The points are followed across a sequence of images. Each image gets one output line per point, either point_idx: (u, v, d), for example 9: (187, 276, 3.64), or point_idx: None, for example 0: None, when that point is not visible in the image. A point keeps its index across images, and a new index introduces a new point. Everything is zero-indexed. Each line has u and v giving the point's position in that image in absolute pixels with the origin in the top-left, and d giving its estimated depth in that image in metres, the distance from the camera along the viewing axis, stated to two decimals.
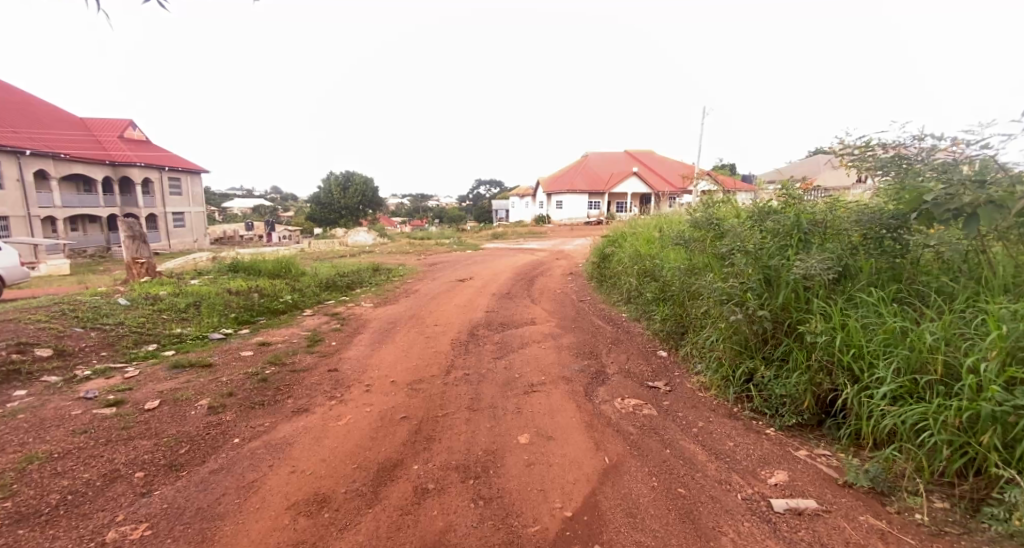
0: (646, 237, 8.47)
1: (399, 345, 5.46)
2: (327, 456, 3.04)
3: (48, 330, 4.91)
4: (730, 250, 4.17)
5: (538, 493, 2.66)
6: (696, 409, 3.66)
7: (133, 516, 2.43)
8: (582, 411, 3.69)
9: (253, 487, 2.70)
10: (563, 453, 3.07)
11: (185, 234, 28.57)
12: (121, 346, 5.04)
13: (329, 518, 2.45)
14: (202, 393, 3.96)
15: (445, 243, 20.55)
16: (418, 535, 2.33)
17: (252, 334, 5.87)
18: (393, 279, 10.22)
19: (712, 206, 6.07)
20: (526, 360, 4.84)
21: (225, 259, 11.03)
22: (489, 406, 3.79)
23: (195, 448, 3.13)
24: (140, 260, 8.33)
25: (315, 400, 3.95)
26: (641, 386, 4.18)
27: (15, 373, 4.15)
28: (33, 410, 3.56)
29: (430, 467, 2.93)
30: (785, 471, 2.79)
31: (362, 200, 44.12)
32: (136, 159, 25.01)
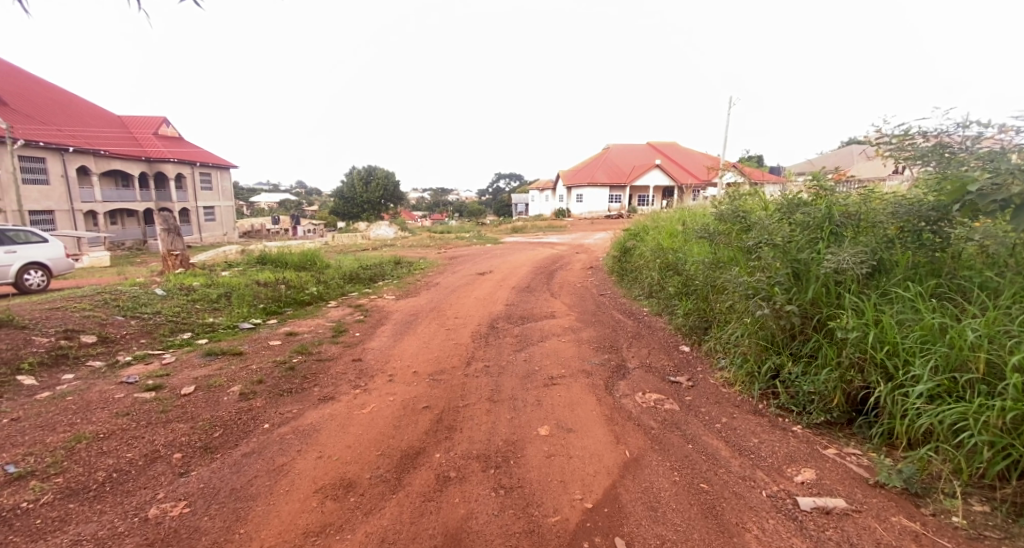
0: (669, 230, 8.36)
1: (420, 336, 5.54)
2: (352, 443, 3.11)
3: (92, 318, 5.16)
4: (756, 243, 4.10)
5: (558, 484, 2.67)
6: (719, 405, 3.62)
7: (173, 495, 2.55)
8: (602, 404, 3.69)
9: (282, 470, 2.79)
10: (583, 446, 3.08)
11: (215, 227, 29.50)
12: (158, 334, 5.24)
13: (354, 503, 2.51)
14: (233, 380, 4.10)
15: (464, 236, 20.70)
16: (440, 522, 2.37)
17: (280, 324, 6.05)
18: (413, 272, 10.33)
19: (738, 198, 5.93)
20: (546, 354, 4.85)
21: (253, 252, 11.36)
22: (509, 398, 3.81)
23: (228, 432, 3.24)
24: (175, 253, 8.66)
25: (339, 388, 4.05)
26: (663, 381, 4.15)
27: (63, 358, 4.39)
28: (79, 393, 3.74)
29: (452, 456, 2.98)
30: (812, 468, 2.73)
31: (384, 194, 44.71)
32: (169, 155, 25.88)
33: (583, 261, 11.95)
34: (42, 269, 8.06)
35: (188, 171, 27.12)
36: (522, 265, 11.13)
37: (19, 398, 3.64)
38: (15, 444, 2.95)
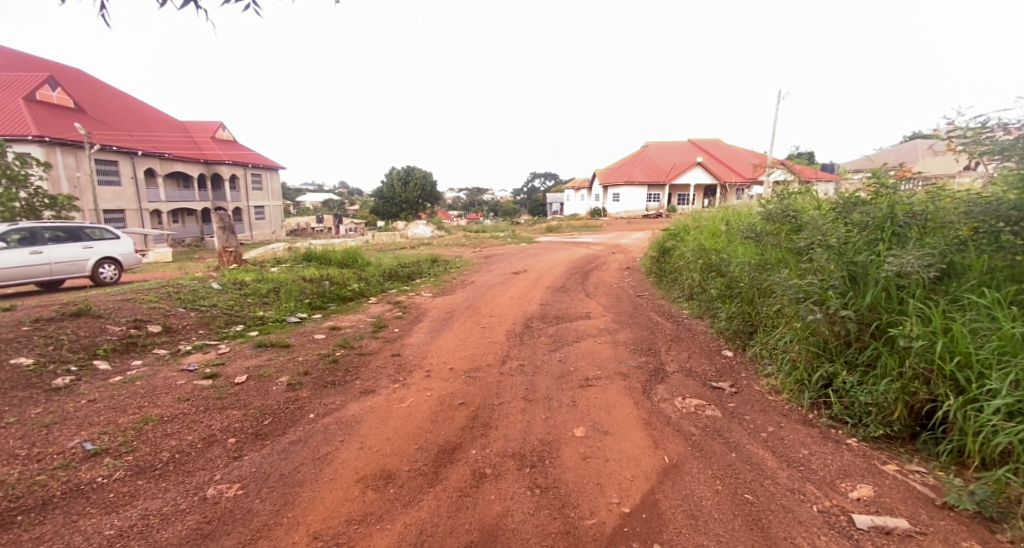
0: (711, 230, 8.10)
1: (456, 333, 5.61)
2: (392, 435, 3.19)
3: (157, 308, 5.52)
4: (809, 244, 3.91)
5: (594, 487, 2.64)
6: (765, 413, 3.47)
7: (228, 477, 2.68)
8: (639, 407, 3.62)
9: (327, 459, 2.89)
10: (620, 450, 3.02)
11: (264, 225, 30.94)
12: (215, 326, 5.55)
13: (394, 494, 2.57)
14: (282, 370, 4.29)
15: (498, 236, 20.79)
16: (477, 518, 2.39)
17: (324, 319, 6.29)
18: (449, 271, 10.47)
19: (787, 197, 5.67)
20: (582, 354, 4.80)
21: (299, 250, 11.84)
22: (544, 398, 3.79)
23: (277, 420, 3.39)
24: (230, 249, 9.14)
25: (379, 382, 4.16)
26: (703, 386, 4.03)
27: (133, 345, 4.72)
28: (146, 378, 4.01)
29: (487, 453, 2.99)
30: (869, 485, 2.57)
31: (422, 193, 45.63)
32: (224, 157, 27.40)
33: (619, 261, 11.74)
34: (113, 263, 8.70)
35: (240, 171, 28.57)
36: (557, 265, 11.06)
37: (96, 381, 3.94)
38: (92, 423, 3.20)
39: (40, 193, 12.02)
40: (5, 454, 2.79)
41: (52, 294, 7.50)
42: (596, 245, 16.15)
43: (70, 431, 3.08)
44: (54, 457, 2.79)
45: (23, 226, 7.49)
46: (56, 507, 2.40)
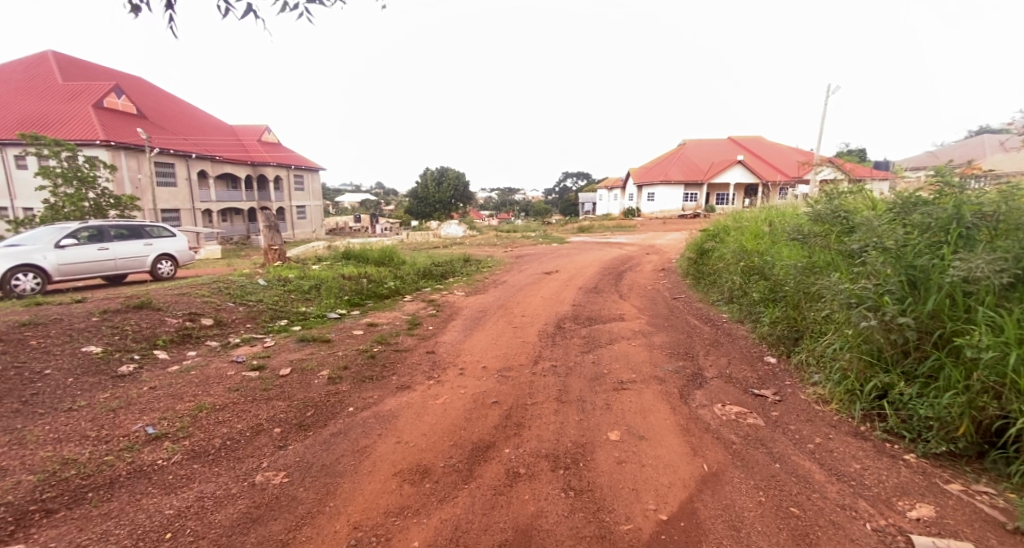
0: (753, 231, 7.81)
1: (488, 332, 5.64)
2: (427, 431, 3.24)
3: (209, 302, 5.82)
4: (863, 247, 3.70)
5: (630, 492, 2.59)
6: (812, 424, 3.31)
7: (275, 465, 2.80)
8: (676, 413, 3.53)
9: (365, 451, 2.97)
10: (656, 455, 2.95)
11: (305, 224, 32.12)
12: (261, 320, 5.80)
13: (429, 489, 2.61)
14: (323, 364, 4.44)
15: (529, 236, 20.79)
16: (511, 517, 2.39)
17: (362, 315, 6.46)
18: (482, 270, 10.56)
19: (837, 197, 5.39)
20: (616, 357, 4.73)
21: (338, 248, 12.23)
22: (577, 399, 3.76)
23: (318, 412, 3.51)
24: (275, 247, 9.54)
25: (415, 378, 4.24)
26: (744, 393, 3.89)
27: (188, 337, 5.00)
28: (200, 368, 4.25)
29: (521, 452, 2.99)
30: (930, 504, 2.41)
31: (455, 193, 46.21)
32: (270, 159, 28.64)
33: (654, 262, 11.49)
34: (170, 259, 9.23)
35: (283, 172, 29.75)
36: (590, 266, 10.95)
37: (155, 370, 4.20)
38: (153, 408, 3.41)
39: (106, 193, 12.89)
40: (77, 435, 3.01)
41: (116, 288, 8.03)
42: (629, 246, 15.89)
43: (134, 415, 3.29)
44: (120, 439, 2.99)
45: (93, 225, 8.05)
46: (121, 486, 2.57)
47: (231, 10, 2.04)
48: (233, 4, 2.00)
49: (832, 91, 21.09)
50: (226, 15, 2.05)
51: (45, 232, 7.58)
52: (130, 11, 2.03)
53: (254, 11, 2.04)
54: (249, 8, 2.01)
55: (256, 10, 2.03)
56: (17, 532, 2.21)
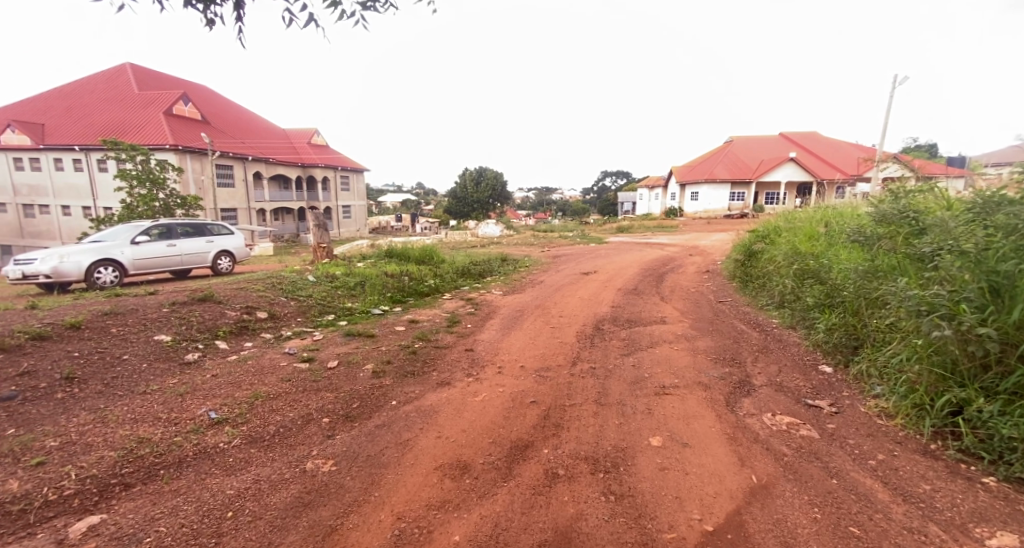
0: (807, 232, 7.40)
1: (526, 332, 5.64)
2: (467, 428, 3.27)
3: (264, 296, 6.14)
4: (936, 250, 3.42)
5: (673, 500, 2.52)
6: (874, 439, 3.10)
7: (323, 453, 2.91)
8: (722, 421, 3.39)
9: (408, 445, 3.03)
10: (701, 464, 2.85)
11: (350, 223, 33.27)
12: (310, 314, 6.06)
13: (469, 485, 2.63)
14: (367, 358, 4.58)
15: (566, 237, 20.64)
16: (550, 518, 2.37)
17: (404, 312, 6.62)
18: (520, 269, 10.57)
19: (906, 196, 5.01)
20: (657, 360, 4.60)
21: (380, 246, 12.58)
22: (617, 402, 3.69)
23: (363, 404, 3.63)
24: (323, 245, 9.93)
25: (454, 375, 4.29)
26: (797, 403, 3.69)
27: (246, 328, 5.29)
28: (255, 358, 4.48)
29: (560, 454, 2.97)
30: (1013, 533, 2.20)
31: (494, 193, 46.54)
32: (319, 161, 29.87)
33: (697, 264, 11.13)
34: (228, 255, 9.80)
35: (330, 172, 30.93)
36: (630, 267, 10.72)
37: (216, 359, 4.47)
38: (214, 395, 3.63)
39: (173, 193, 13.84)
40: (149, 416, 3.24)
41: (181, 281, 8.61)
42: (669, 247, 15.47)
43: (198, 400, 3.52)
44: (186, 422, 3.20)
45: (162, 223, 8.67)
46: (188, 465, 2.75)
47: (294, 20, 2.13)
48: (296, 14, 2.09)
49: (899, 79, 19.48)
50: (290, 26, 2.15)
51: (122, 229, 8.23)
52: (206, 24, 2.16)
53: (315, 20, 2.12)
54: (310, 17, 2.10)
55: (317, 19, 2.11)
56: (100, 503, 2.41)
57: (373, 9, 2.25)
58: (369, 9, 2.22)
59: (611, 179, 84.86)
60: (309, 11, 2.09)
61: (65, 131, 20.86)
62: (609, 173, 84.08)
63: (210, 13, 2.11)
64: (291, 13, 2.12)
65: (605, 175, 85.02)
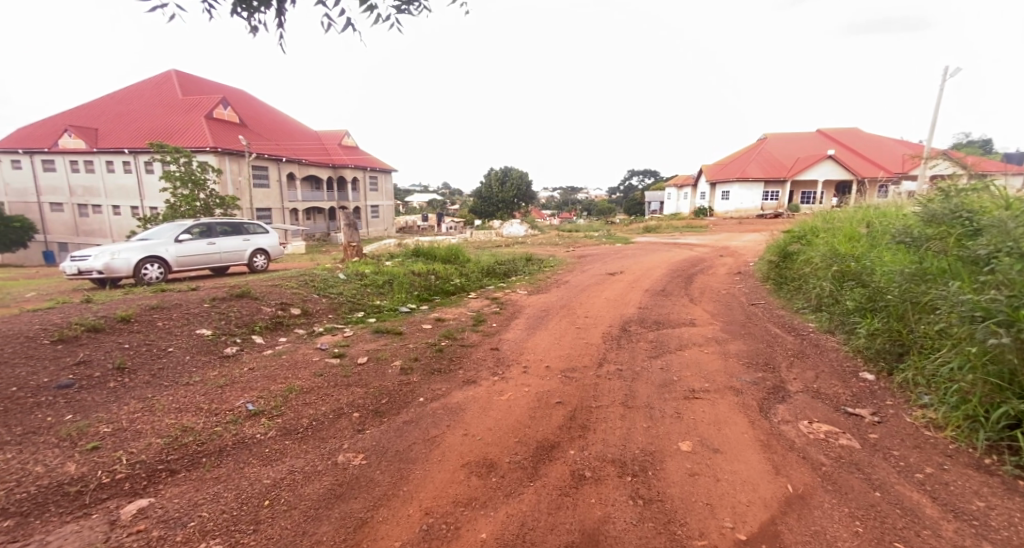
0: (847, 233, 7.10)
1: (552, 332, 5.61)
2: (494, 426, 3.28)
3: (297, 293, 6.32)
4: (994, 253, 3.22)
5: (704, 507, 2.45)
6: (920, 451, 2.94)
7: (354, 447, 2.97)
8: (756, 427, 3.29)
9: (435, 441, 3.06)
10: (734, 471, 2.77)
11: (378, 223, 33.92)
12: (341, 311, 6.20)
13: (496, 483, 2.64)
14: (395, 355, 4.66)
15: (591, 237, 20.47)
16: (577, 519, 2.35)
17: (430, 310, 6.70)
18: (545, 269, 10.53)
19: (959, 195, 4.73)
20: (686, 364, 4.50)
21: (407, 245, 12.76)
22: (645, 405, 3.62)
23: (391, 400, 3.68)
24: (353, 244, 10.15)
25: (480, 373, 4.31)
26: (836, 411, 3.54)
27: (280, 324, 5.46)
28: (290, 353, 4.62)
29: (587, 455, 2.93)
30: None
31: (520, 193, 46.59)
32: (349, 161, 30.57)
33: (728, 265, 10.81)
34: (264, 253, 10.15)
35: (360, 173, 31.60)
36: (658, 268, 10.53)
37: (253, 353, 4.63)
38: (252, 387, 3.76)
39: (213, 193, 14.42)
40: (192, 406, 3.38)
41: (221, 278, 8.96)
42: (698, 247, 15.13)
43: (237, 392, 3.65)
44: (226, 412, 3.33)
45: (203, 222, 9.04)
46: (228, 454, 2.85)
47: (333, 25, 2.18)
48: (334, 19, 2.14)
49: (946, 75, 16.92)
50: (328, 30, 2.20)
51: (166, 228, 8.64)
52: (250, 31, 2.23)
53: (353, 25, 2.16)
54: (348, 22, 2.14)
55: (355, 24, 2.15)
56: (148, 487, 2.53)
57: (407, 12, 2.27)
58: (403, 12, 2.26)
59: (635, 179, 83.61)
60: (347, 15, 2.13)
61: (116, 134, 22.02)
62: (636, 173, 82.84)
63: (254, 20, 2.18)
64: (330, 18, 2.17)
65: (633, 175, 83.79)
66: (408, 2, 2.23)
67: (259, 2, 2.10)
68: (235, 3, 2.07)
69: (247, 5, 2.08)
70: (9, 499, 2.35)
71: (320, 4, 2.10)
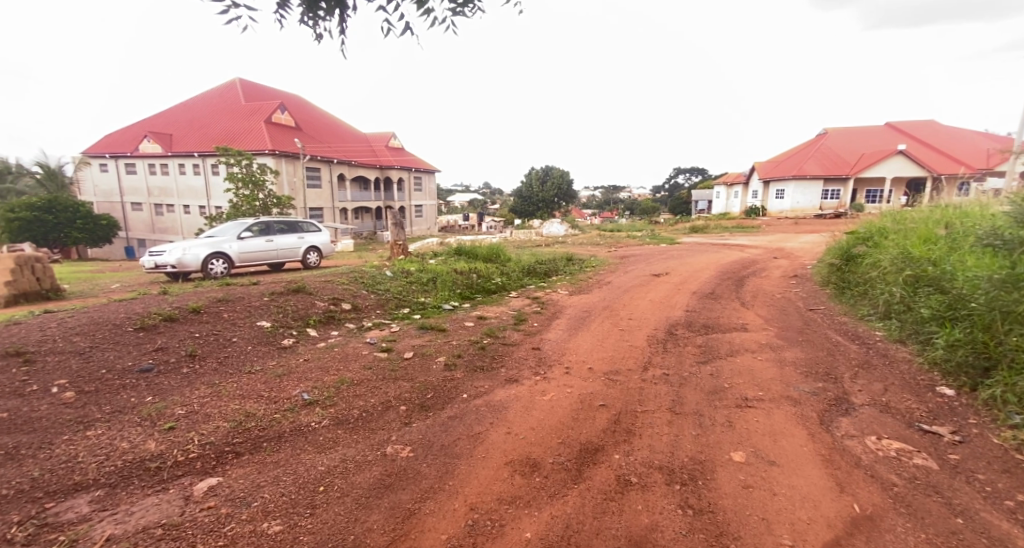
0: (922, 234, 6.52)
1: (594, 333, 5.51)
2: (536, 426, 3.25)
3: (348, 289, 6.57)
4: None
5: (760, 521, 2.32)
6: (1011, 477, 2.65)
7: (402, 439, 3.04)
8: (816, 440, 3.09)
9: (479, 438, 3.08)
10: (792, 485, 2.60)
11: (423, 222, 34.74)
12: (388, 307, 6.39)
13: (539, 483, 2.61)
14: (440, 351, 4.73)
15: (631, 237, 20.03)
16: (623, 525, 2.29)
17: (472, 308, 6.77)
18: (587, 269, 10.38)
19: None
20: (738, 370, 4.30)
21: (450, 244, 12.96)
22: (694, 412, 3.49)
23: (436, 395, 3.75)
24: (398, 242, 10.43)
25: (522, 372, 4.30)
26: (908, 427, 3.26)
27: (332, 318, 5.69)
28: (341, 346, 4.80)
29: (632, 460, 2.85)
30: None
31: (561, 192, 46.34)
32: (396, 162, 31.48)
33: (782, 268, 10.24)
34: (317, 250, 10.63)
35: (406, 173, 32.48)
36: (706, 270, 10.13)
37: (308, 345, 4.85)
38: (307, 377, 3.93)
39: (271, 194, 15.24)
40: (255, 393, 3.58)
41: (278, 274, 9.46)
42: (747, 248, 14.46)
43: (294, 382, 3.83)
44: (284, 400, 3.50)
45: (262, 221, 9.58)
46: (286, 440, 3.00)
47: (393, 29, 2.22)
48: (394, 23, 2.18)
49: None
50: (388, 35, 2.24)
51: (230, 226, 9.22)
52: (315, 38, 2.32)
53: (411, 29, 2.20)
54: (407, 26, 2.18)
55: (413, 28, 2.19)
56: (217, 467, 2.70)
57: (463, 15, 2.28)
58: (459, 14, 2.27)
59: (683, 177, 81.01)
60: (405, 20, 2.17)
61: (189, 139, 23.75)
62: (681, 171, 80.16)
63: (319, 27, 2.26)
64: (390, 23, 2.22)
65: (680, 174, 81.12)
66: (464, 4, 2.24)
67: (325, 10, 2.17)
68: (303, 11, 2.15)
69: (313, 13, 2.16)
70: (100, 471, 2.57)
71: (381, 9, 2.14)
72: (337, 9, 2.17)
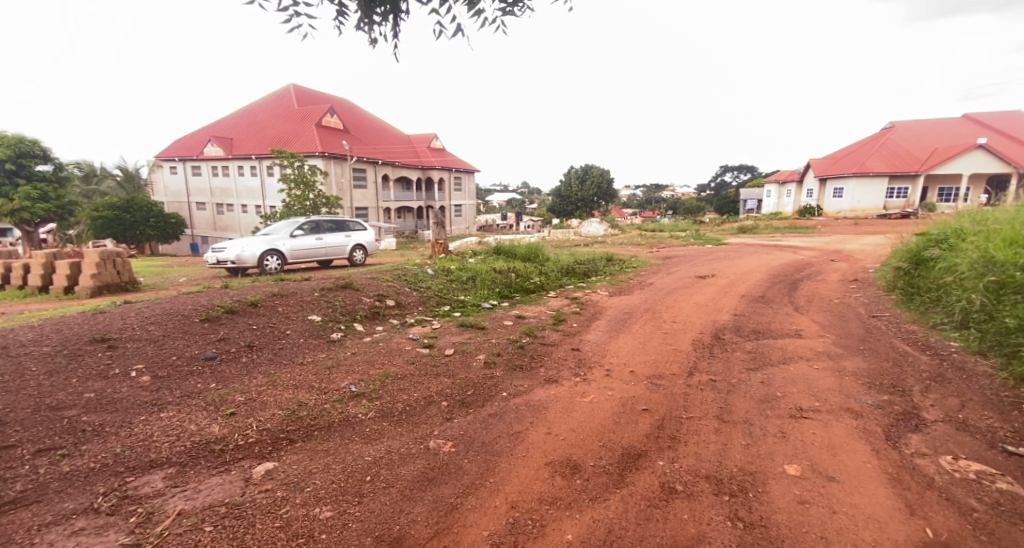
0: (1007, 235, 5.93)
1: (636, 336, 5.38)
2: (577, 427, 3.21)
3: (391, 286, 6.75)
4: None
5: (818, 540, 2.18)
6: None
7: (443, 434, 3.09)
8: (881, 456, 2.87)
9: (519, 437, 3.08)
10: (854, 504, 2.43)
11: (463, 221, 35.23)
12: (429, 305, 6.51)
13: (580, 485, 2.58)
14: (480, 349, 4.77)
15: (672, 237, 19.46)
16: (668, 533, 2.22)
17: (511, 307, 6.78)
18: (628, 270, 10.17)
19: None
20: (791, 378, 4.07)
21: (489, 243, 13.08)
22: (744, 421, 3.33)
23: (477, 392, 3.78)
24: (440, 241, 10.61)
25: (562, 373, 4.26)
26: (989, 448, 2.97)
27: (377, 314, 5.87)
28: (385, 341, 4.93)
29: (677, 468, 2.76)
30: None
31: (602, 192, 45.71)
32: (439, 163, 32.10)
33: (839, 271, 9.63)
34: (363, 248, 11.00)
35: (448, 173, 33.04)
36: (755, 272, 9.67)
37: (355, 339, 5.02)
38: (354, 370, 4.07)
39: (320, 194, 15.89)
40: (306, 384, 3.75)
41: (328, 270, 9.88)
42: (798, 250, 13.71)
43: (342, 374, 3.97)
44: (333, 392, 3.63)
45: (312, 220, 10.03)
46: (335, 430, 3.11)
47: (444, 31, 2.24)
48: (446, 25, 2.20)
49: None
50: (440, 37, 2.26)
51: (283, 225, 9.71)
52: (370, 42, 2.38)
53: (463, 30, 2.21)
54: (458, 27, 2.19)
55: (464, 29, 2.20)
56: (273, 452, 2.84)
57: (512, 14, 2.28)
58: (508, 14, 2.27)
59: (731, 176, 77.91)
60: (457, 21, 2.18)
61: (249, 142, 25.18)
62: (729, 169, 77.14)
63: (374, 32, 2.31)
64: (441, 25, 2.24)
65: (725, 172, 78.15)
66: (514, 4, 2.23)
67: (381, 15, 2.23)
68: (360, 17, 2.21)
69: (369, 19, 2.22)
70: (171, 450, 2.77)
71: (432, 11, 2.16)
72: (392, 14, 2.22)
